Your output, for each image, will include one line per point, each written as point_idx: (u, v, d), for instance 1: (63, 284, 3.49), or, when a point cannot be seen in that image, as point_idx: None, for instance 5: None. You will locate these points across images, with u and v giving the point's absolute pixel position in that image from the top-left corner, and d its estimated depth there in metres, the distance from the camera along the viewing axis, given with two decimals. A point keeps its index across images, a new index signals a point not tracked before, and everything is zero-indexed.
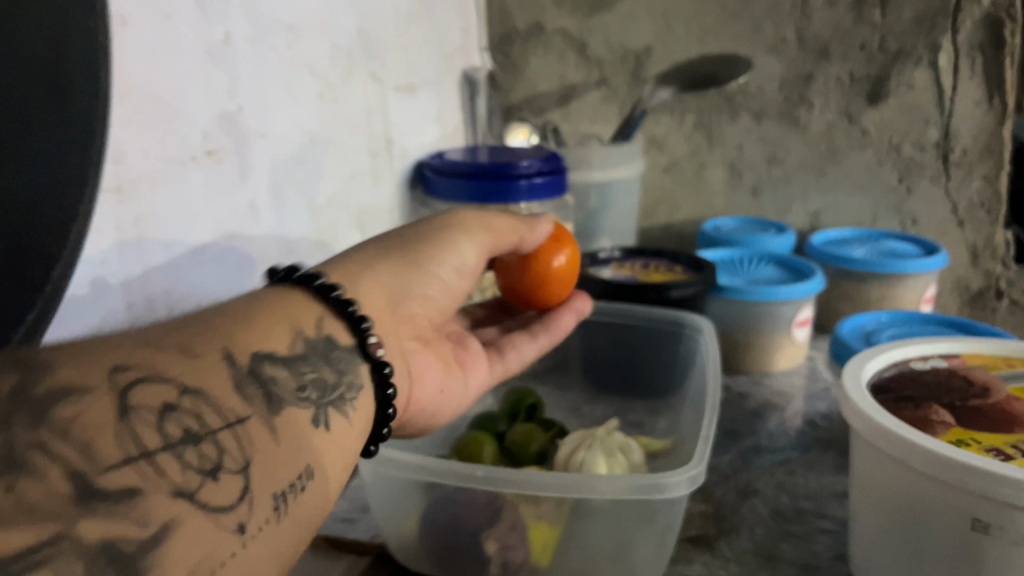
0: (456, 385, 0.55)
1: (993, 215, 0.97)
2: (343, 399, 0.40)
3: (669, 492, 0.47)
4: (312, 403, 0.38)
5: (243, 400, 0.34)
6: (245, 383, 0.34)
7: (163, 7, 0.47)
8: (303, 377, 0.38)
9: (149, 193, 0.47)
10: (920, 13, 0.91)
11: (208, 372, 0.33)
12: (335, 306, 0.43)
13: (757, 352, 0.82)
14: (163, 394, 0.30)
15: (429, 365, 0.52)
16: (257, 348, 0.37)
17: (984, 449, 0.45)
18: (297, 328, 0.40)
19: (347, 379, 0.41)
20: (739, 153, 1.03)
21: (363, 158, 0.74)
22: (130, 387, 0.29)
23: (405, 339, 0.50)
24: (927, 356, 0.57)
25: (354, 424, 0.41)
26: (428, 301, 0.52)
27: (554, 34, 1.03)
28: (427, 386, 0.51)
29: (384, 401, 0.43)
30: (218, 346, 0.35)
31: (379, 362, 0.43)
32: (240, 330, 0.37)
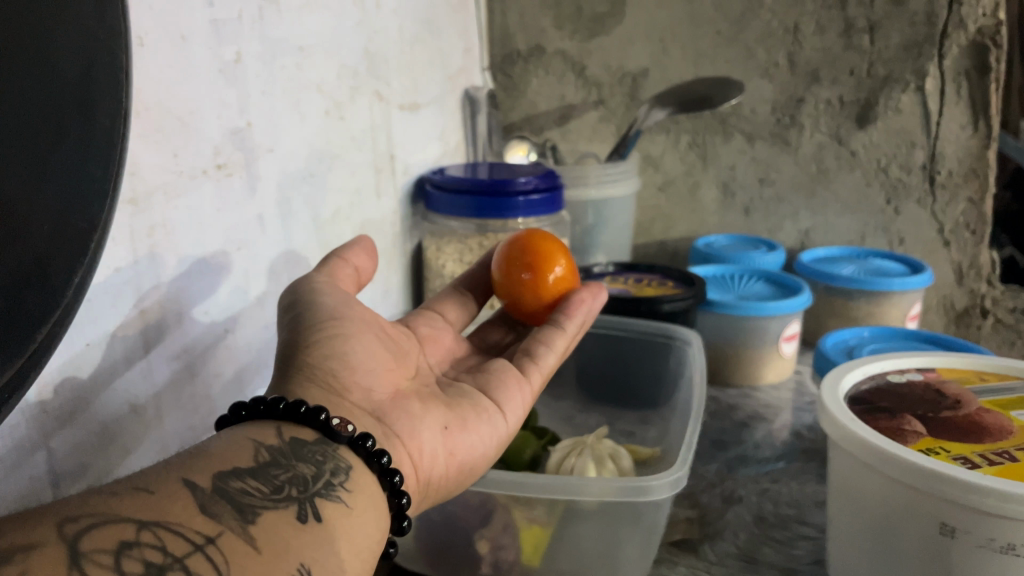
0: (467, 424, 0.49)
1: (978, 236, 0.99)
2: (329, 485, 0.39)
3: (653, 495, 0.50)
4: (293, 500, 0.36)
5: (208, 518, 0.33)
6: (212, 503, 0.34)
7: (180, 29, 0.50)
8: (277, 480, 0.37)
9: (164, 204, 0.49)
10: (908, 39, 0.94)
11: (170, 503, 0.33)
12: (284, 412, 0.41)
13: (746, 365, 0.84)
14: (121, 533, 0.30)
15: (422, 415, 0.47)
16: (220, 469, 0.36)
17: (951, 457, 0.46)
18: (257, 444, 0.39)
19: (328, 466, 0.40)
20: (732, 173, 1.06)
21: (367, 174, 0.77)
22: (80, 537, 0.29)
23: (374, 400, 0.46)
24: (904, 369, 0.59)
25: (354, 505, 0.39)
26: (366, 371, 0.47)
27: (554, 55, 1.06)
28: (428, 437, 0.46)
29: (381, 470, 0.41)
30: (177, 476, 0.34)
31: (354, 436, 0.41)
32: (201, 461, 0.36)
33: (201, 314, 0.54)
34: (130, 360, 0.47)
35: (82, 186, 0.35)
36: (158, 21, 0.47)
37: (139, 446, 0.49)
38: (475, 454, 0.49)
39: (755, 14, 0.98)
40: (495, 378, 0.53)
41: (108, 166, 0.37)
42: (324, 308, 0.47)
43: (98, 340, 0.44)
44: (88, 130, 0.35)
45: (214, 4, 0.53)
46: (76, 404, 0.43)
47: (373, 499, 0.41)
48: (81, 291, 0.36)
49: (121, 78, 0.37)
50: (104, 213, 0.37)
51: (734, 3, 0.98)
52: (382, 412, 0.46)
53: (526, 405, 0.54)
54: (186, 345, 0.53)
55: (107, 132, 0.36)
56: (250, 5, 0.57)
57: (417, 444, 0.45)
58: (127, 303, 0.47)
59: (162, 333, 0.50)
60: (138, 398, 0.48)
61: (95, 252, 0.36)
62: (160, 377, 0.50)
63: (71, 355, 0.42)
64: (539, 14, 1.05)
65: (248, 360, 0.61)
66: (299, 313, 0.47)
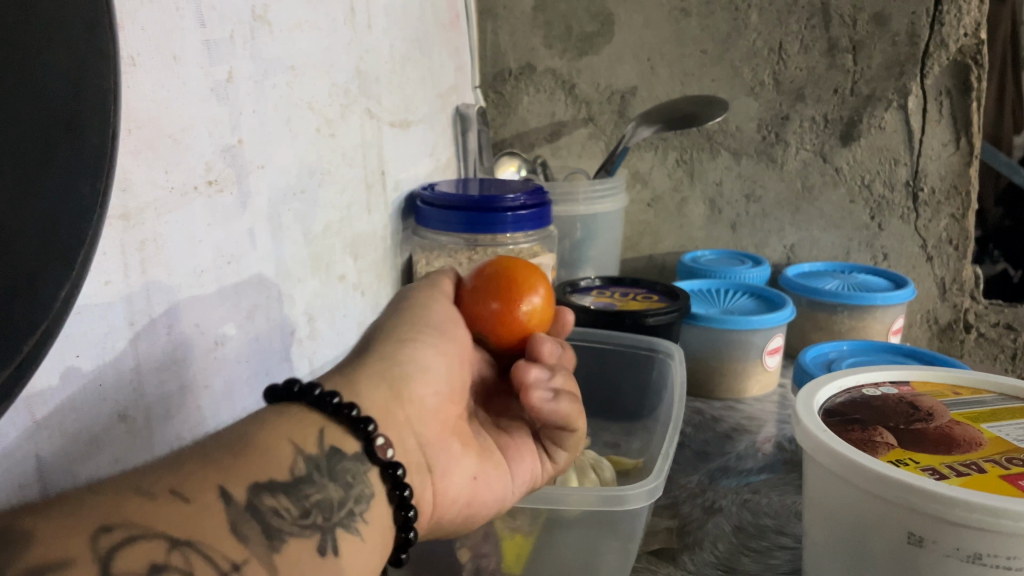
0: (495, 475, 0.50)
1: (960, 251, 1.01)
2: (352, 514, 0.38)
3: (629, 504, 0.51)
4: (318, 527, 0.36)
5: (238, 541, 0.32)
6: (243, 522, 0.33)
7: (173, 49, 0.51)
8: (306, 501, 0.36)
9: (155, 220, 0.51)
10: (890, 59, 0.96)
11: (204, 517, 0.31)
12: (340, 417, 0.41)
13: (730, 378, 0.85)
14: (153, 551, 0.29)
15: (460, 455, 0.48)
16: (256, 479, 0.35)
17: (919, 468, 0.47)
18: (297, 447, 0.38)
19: (355, 490, 0.39)
20: (719, 189, 1.08)
21: (358, 190, 0.79)
22: (115, 553, 0.28)
23: (427, 426, 0.46)
24: (879, 382, 0.61)
25: (367, 538, 0.39)
26: (436, 392, 0.48)
27: (544, 73, 1.09)
28: (457, 479, 0.47)
29: (400, 503, 0.42)
30: (213, 482, 0.33)
31: (389, 463, 0.41)
32: (239, 463, 0.35)
33: (191, 327, 0.55)
34: (119, 370, 0.48)
35: (70, 203, 0.37)
36: (151, 42, 0.49)
37: (128, 455, 0.50)
38: (489, 505, 0.49)
39: (741, 34, 1.00)
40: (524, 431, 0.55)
41: (96, 183, 0.38)
42: (418, 324, 0.50)
43: (88, 352, 0.46)
44: (76, 148, 0.37)
45: (207, 25, 0.55)
46: (66, 413, 0.44)
47: (383, 526, 0.41)
48: (67, 304, 0.37)
49: (109, 98, 0.39)
50: (91, 229, 0.38)
51: (719, 23, 1.01)
52: (429, 441, 0.46)
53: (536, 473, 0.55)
54: (174, 357, 0.54)
55: (95, 151, 0.38)
56: (242, 26, 0.59)
57: (445, 484, 0.46)
58: (118, 316, 0.48)
59: (152, 345, 0.51)
60: (126, 408, 0.49)
61: (82, 265, 0.38)
62: (150, 387, 0.51)
63: (60, 366, 0.44)
64: (530, 34, 1.08)
65: (238, 372, 0.62)
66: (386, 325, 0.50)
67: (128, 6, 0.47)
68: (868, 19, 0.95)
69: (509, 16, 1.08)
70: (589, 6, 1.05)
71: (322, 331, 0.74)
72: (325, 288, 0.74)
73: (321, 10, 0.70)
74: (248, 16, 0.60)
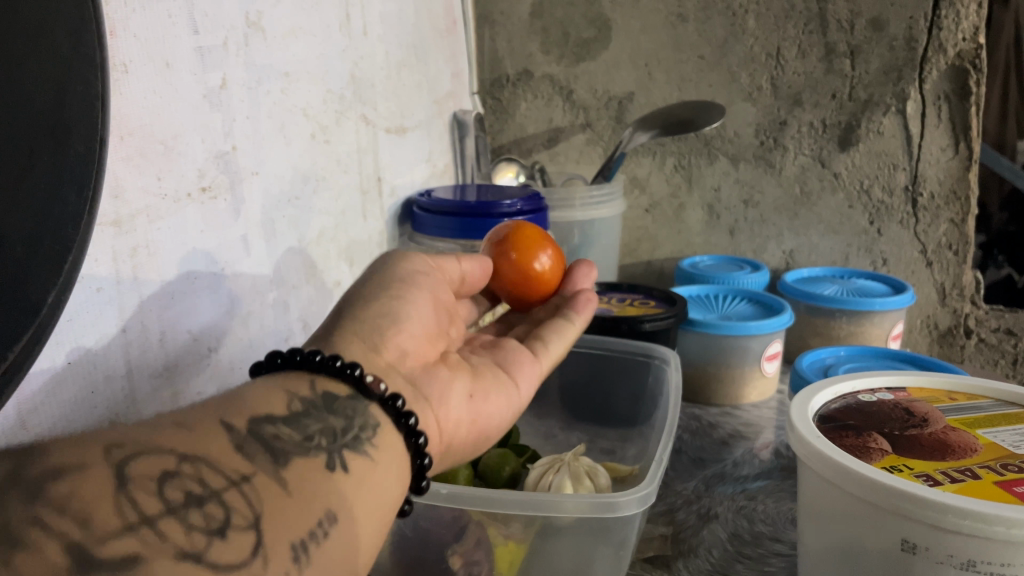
0: (490, 394, 0.52)
1: (960, 256, 1.01)
2: (358, 438, 0.40)
3: (621, 511, 0.51)
4: (324, 449, 0.38)
5: (244, 457, 0.34)
6: (247, 443, 0.35)
7: (164, 55, 0.51)
8: (309, 429, 0.39)
9: (146, 226, 0.51)
10: (887, 64, 0.96)
11: (206, 439, 0.34)
12: (320, 367, 0.43)
13: (728, 385, 0.85)
14: (164, 462, 0.32)
15: (451, 382, 0.50)
16: (256, 413, 0.38)
17: (913, 474, 0.47)
18: (292, 394, 0.40)
19: (359, 420, 0.41)
20: (717, 194, 1.08)
21: (353, 196, 0.79)
22: (128, 462, 0.31)
23: (410, 365, 0.49)
24: (874, 388, 0.60)
25: (378, 460, 0.41)
26: (411, 333, 0.50)
27: (542, 79, 1.09)
28: (455, 404, 0.49)
29: (408, 431, 0.43)
30: (216, 417, 0.36)
31: (385, 396, 0.43)
32: (239, 404, 0.38)
33: (184, 333, 0.55)
34: (110, 377, 0.48)
35: (55, 210, 0.37)
36: (142, 49, 0.49)
37: None
38: (493, 422, 0.51)
39: (738, 39, 1.01)
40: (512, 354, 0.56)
41: (83, 189, 0.38)
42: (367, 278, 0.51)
43: (78, 358, 0.45)
44: (61, 154, 0.37)
45: (199, 32, 0.55)
46: (56, 420, 0.44)
47: (397, 456, 0.42)
48: (55, 310, 0.37)
49: (96, 106, 0.39)
50: (78, 236, 0.38)
51: (716, 29, 1.01)
52: (416, 376, 0.48)
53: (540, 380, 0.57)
54: (167, 362, 0.54)
55: (82, 157, 0.38)
56: (234, 32, 0.59)
57: (445, 411, 0.48)
58: (110, 322, 0.48)
59: (144, 352, 0.51)
60: (118, 414, 0.49)
61: (69, 272, 0.38)
62: (142, 395, 0.51)
63: (49, 372, 0.43)
64: (527, 40, 1.08)
65: (232, 378, 0.61)
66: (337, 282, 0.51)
67: (118, 13, 0.47)
68: (865, 24, 0.95)
69: (506, 23, 1.08)
70: (586, 11, 1.05)
71: None
72: (320, 294, 0.74)
73: (315, 16, 0.70)
74: (241, 22, 0.60)
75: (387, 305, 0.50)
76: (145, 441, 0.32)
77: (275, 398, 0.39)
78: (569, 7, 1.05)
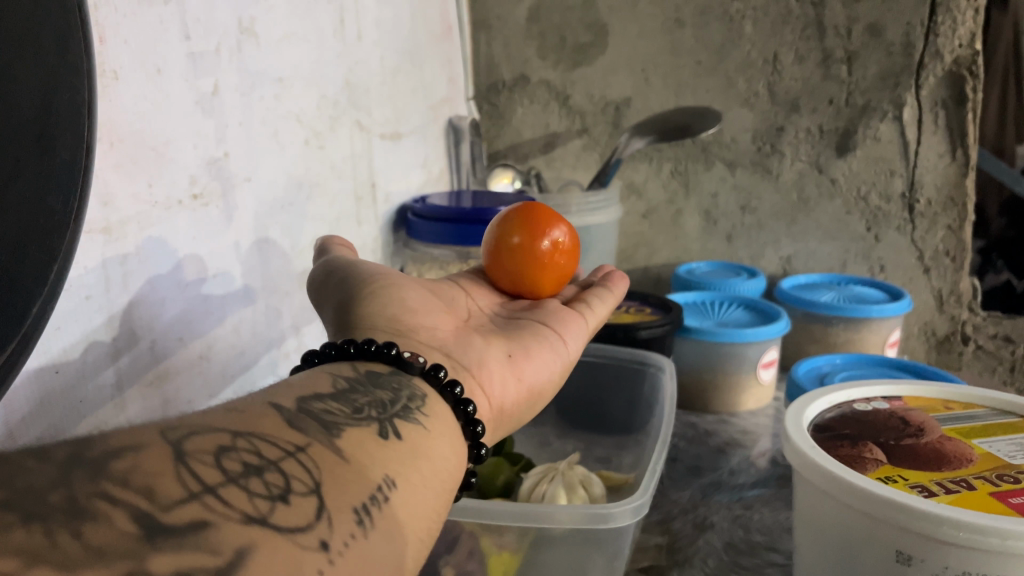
0: (532, 353, 0.50)
1: (958, 262, 1.01)
2: (407, 408, 0.39)
3: (614, 521, 0.50)
4: (374, 418, 0.36)
5: (296, 431, 0.32)
6: (298, 419, 0.33)
7: (156, 62, 0.51)
8: (357, 402, 0.37)
9: (137, 234, 0.50)
10: (885, 70, 0.96)
11: (259, 417, 0.31)
12: (356, 353, 0.42)
13: (724, 392, 0.85)
14: (218, 438, 0.29)
15: (486, 348, 0.49)
16: (301, 394, 0.36)
17: (908, 485, 0.46)
18: (334, 374, 0.39)
19: (405, 392, 0.40)
20: (714, 200, 1.08)
21: (347, 202, 0.78)
22: (184, 439, 0.28)
23: (439, 340, 0.48)
24: (870, 397, 0.60)
25: (431, 428, 0.39)
26: (426, 316, 0.49)
27: (538, 85, 1.09)
28: (495, 366, 0.48)
29: (455, 399, 0.42)
30: (263, 400, 0.34)
31: (426, 368, 0.42)
32: (286, 389, 0.36)
33: (175, 341, 0.55)
34: (100, 387, 0.47)
35: (42, 219, 0.37)
36: (133, 55, 0.48)
37: None
38: (541, 379, 0.50)
39: (735, 45, 1.00)
40: (546, 317, 0.55)
41: (68, 197, 0.38)
42: (370, 269, 0.51)
43: (68, 367, 0.45)
44: (48, 163, 0.37)
45: (191, 37, 0.54)
46: (44, 432, 0.43)
47: (448, 424, 0.41)
48: (41, 319, 0.37)
49: (82, 115, 0.38)
50: (65, 243, 0.38)
51: (714, 34, 1.01)
52: (449, 347, 0.47)
53: (585, 336, 0.56)
54: (158, 370, 0.53)
55: (68, 166, 0.38)
56: (227, 38, 0.59)
57: (486, 375, 0.47)
58: (100, 331, 0.47)
59: (135, 362, 0.51)
60: (108, 424, 0.48)
61: (55, 280, 0.38)
62: (132, 404, 0.51)
63: (38, 381, 0.43)
64: (523, 45, 1.08)
65: (224, 385, 0.61)
66: (338, 278, 0.50)
67: (108, 20, 0.46)
68: (863, 30, 0.95)
69: (502, 28, 1.08)
70: (583, 16, 1.05)
71: (309, 343, 0.73)
72: None
73: (310, 21, 0.70)
74: (233, 27, 0.60)
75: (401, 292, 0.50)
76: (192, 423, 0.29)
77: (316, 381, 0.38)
78: (565, 12, 1.05)
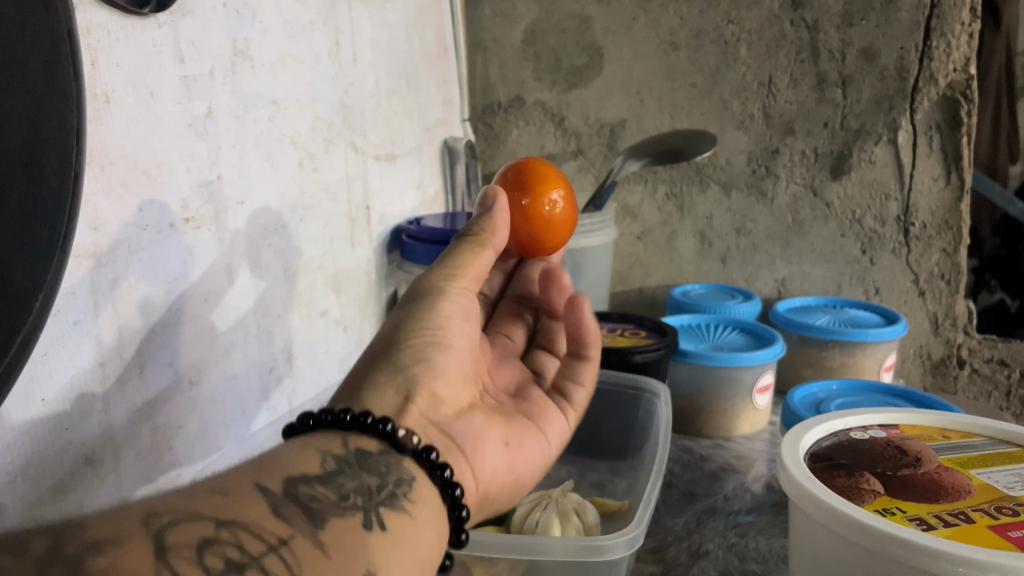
0: (521, 443, 0.52)
1: (952, 285, 1.00)
2: (393, 495, 0.39)
3: (608, 554, 0.49)
4: (359, 507, 0.36)
5: (281, 520, 0.33)
6: (284, 506, 0.34)
7: (149, 85, 0.50)
8: (343, 488, 0.37)
9: (127, 257, 0.49)
10: (879, 94, 0.96)
11: (244, 503, 0.33)
12: (351, 424, 0.41)
13: (720, 417, 0.84)
14: (202, 529, 0.30)
15: (486, 431, 0.49)
16: (291, 473, 0.36)
17: (906, 518, 0.46)
18: (325, 451, 0.39)
19: (393, 477, 0.40)
20: (709, 222, 1.08)
21: (341, 224, 0.78)
22: (165, 529, 0.29)
23: (443, 412, 0.47)
24: (866, 426, 0.59)
25: (416, 515, 0.39)
26: (448, 380, 0.48)
27: (534, 106, 1.10)
28: (490, 453, 0.48)
29: (443, 482, 0.42)
30: (250, 479, 0.35)
31: (419, 449, 0.42)
32: (273, 467, 0.36)
33: (165, 367, 0.54)
34: (87, 413, 0.46)
35: (25, 247, 0.36)
36: (126, 79, 0.48)
37: (94, 501, 0.48)
38: (524, 468, 0.52)
39: (730, 67, 1.01)
40: (541, 411, 0.57)
41: (55, 224, 0.38)
42: (423, 322, 0.49)
43: (54, 395, 0.44)
44: (34, 193, 0.37)
45: (184, 60, 0.54)
46: (26, 458, 0.42)
47: (434, 509, 0.41)
48: (24, 350, 0.36)
49: (71, 142, 0.38)
50: (50, 273, 0.37)
51: (708, 57, 1.01)
52: (451, 423, 0.47)
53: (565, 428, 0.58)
54: (148, 399, 0.52)
55: (53, 194, 0.37)
56: (221, 60, 0.58)
57: (479, 458, 0.47)
58: (87, 357, 0.46)
59: (123, 388, 0.49)
60: (94, 451, 0.47)
61: (41, 310, 0.37)
62: (121, 433, 0.50)
63: (27, 412, 0.42)
64: (519, 67, 1.09)
65: (214, 411, 0.60)
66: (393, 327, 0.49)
67: (101, 43, 0.46)
68: (856, 54, 0.96)
69: (499, 50, 1.09)
70: (578, 39, 1.06)
71: (302, 367, 0.73)
72: (304, 326, 0.73)
73: (304, 43, 0.70)
74: (228, 50, 0.59)
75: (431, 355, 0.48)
76: (186, 516, 0.30)
77: (305, 458, 0.38)
78: (561, 35, 1.06)
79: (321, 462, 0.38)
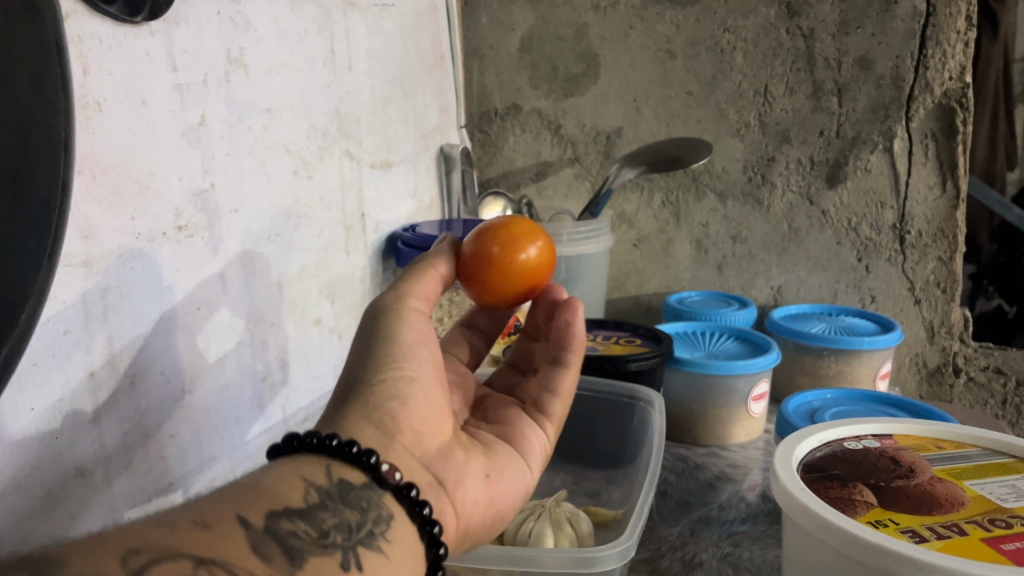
0: (505, 472, 0.51)
1: (948, 293, 1.01)
2: (371, 534, 0.39)
3: (600, 565, 0.50)
4: (339, 545, 0.36)
5: (261, 561, 0.33)
6: (264, 544, 0.34)
7: (142, 93, 0.50)
8: (324, 525, 0.37)
9: (119, 267, 0.49)
10: (875, 102, 0.97)
11: (224, 539, 0.33)
12: (336, 450, 0.41)
13: (715, 426, 0.84)
14: (180, 569, 0.30)
15: (467, 463, 0.48)
16: (273, 506, 0.36)
17: (899, 530, 0.46)
18: (307, 481, 0.39)
19: (372, 513, 0.40)
20: (705, 230, 1.08)
21: (335, 232, 0.78)
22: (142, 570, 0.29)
23: (425, 449, 0.46)
24: (861, 436, 0.59)
25: (393, 556, 0.39)
26: (428, 415, 0.47)
27: (530, 114, 1.10)
28: (471, 488, 0.47)
29: (422, 520, 0.42)
30: (232, 512, 0.34)
31: (400, 485, 0.42)
32: (250, 498, 0.36)
33: (157, 375, 0.53)
34: (77, 422, 0.46)
35: (15, 256, 0.37)
36: (118, 87, 0.48)
37: (86, 510, 0.47)
38: (507, 503, 0.51)
39: (726, 75, 1.01)
40: (517, 428, 0.55)
41: (43, 236, 0.38)
42: (391, 344, 0.48)
43: (44, 404, 0.44)
44: (22, 202, 0.37)
45: (178, 69, 0.54)
46: (15, 471, 0.42)
47: (411, 546, 0.41)
48: (11, 360, 0.36)
49: (60, 150, 0.38)
50: (39, 282, 0.37)
51: (704, 65, 1.01)
52: (433, 461, 0.46)
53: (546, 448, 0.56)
54: (140, 408, 0.52)
55: (42, 204, 0.38)
56: (216, 68, 0.59)
57: (461, 494, 0.46)
58: (78, 367, 0.46)
59: (113, 398, 0.49)
60: (86, 462, 0.47)
61: (31, 318, 0.37)
62: (111, 441, 0.49)
63: (16, 424, 0.42)
64: (516, 74, 1.09)
65: (206, 420, 0.60)
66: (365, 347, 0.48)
67: (93, 51, 0.46)
68: (852, 62, 0.96)
69: (495, 57, 1.09)
70: (574, 47, 1.06)
71: (295, 376, 0.73)
72: (298, 335, 0.73)
73: (299, 51, 0.70)
74: (222, 59, 0.59)
75: (416, 389, 0.47)
76: (167, 554, 0.30)
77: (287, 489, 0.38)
78: (557, 43, 1.06)
79: (294, 490, 0.38)
